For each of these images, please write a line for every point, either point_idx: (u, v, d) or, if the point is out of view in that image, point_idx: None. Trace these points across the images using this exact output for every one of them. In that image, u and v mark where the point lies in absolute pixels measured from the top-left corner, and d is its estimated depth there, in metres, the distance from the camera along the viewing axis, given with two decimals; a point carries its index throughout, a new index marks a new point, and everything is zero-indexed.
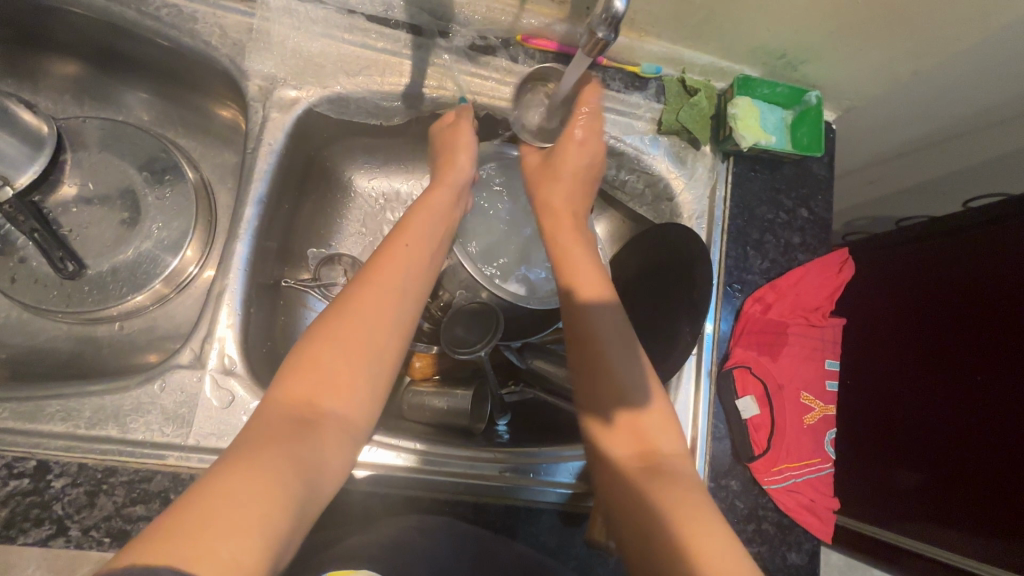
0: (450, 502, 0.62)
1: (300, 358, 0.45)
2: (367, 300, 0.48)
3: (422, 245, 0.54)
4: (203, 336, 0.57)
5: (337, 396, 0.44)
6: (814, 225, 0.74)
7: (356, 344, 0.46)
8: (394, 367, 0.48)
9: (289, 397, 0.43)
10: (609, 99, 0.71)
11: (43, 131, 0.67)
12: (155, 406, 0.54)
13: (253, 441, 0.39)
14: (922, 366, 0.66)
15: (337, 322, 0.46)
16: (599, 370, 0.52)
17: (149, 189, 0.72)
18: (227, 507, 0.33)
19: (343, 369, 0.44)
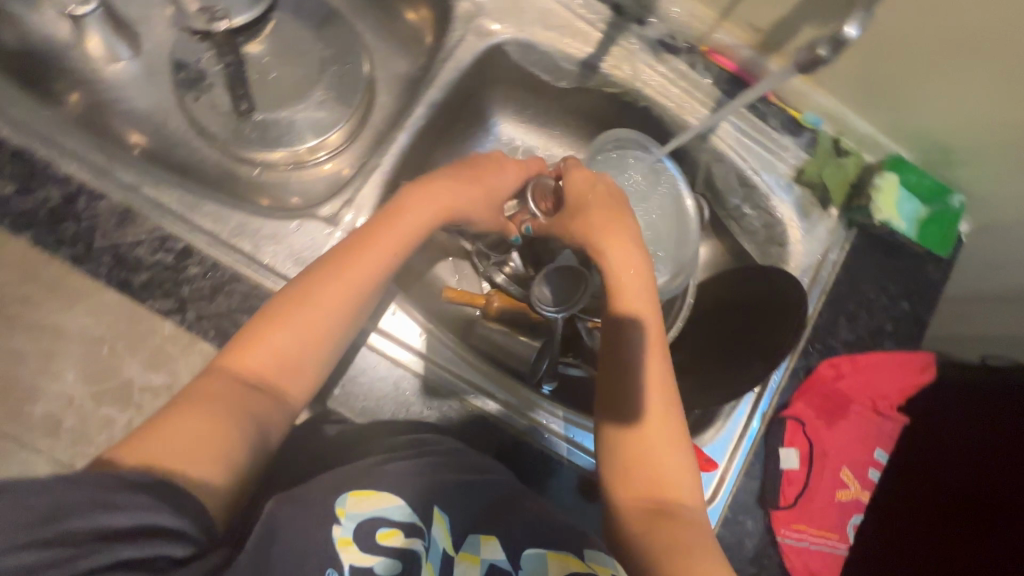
0: (494, 428, 0.64)
1: (260, 329, 0.51)
2: (329, 280, 0.52)
3: (399, 237, 0.57)
4: (344, 200, 0.62)
5: (289, 371, 0.51)
6: (909, 321, 0.74)
7: (310, 321, 0.51)
8: (342, 341, 0.53)
9: (245, 359, 0.49)
10: (761, 134, 0.74)
11: None
12: (287, 241, 0.60)
13: (207, 390, 0.47)
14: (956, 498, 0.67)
15: (302, 297, 0.52)
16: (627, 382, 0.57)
17: (330, 68, 0.80)
18: (183, 441, 0.43)
19: (294, 344, 0.51)
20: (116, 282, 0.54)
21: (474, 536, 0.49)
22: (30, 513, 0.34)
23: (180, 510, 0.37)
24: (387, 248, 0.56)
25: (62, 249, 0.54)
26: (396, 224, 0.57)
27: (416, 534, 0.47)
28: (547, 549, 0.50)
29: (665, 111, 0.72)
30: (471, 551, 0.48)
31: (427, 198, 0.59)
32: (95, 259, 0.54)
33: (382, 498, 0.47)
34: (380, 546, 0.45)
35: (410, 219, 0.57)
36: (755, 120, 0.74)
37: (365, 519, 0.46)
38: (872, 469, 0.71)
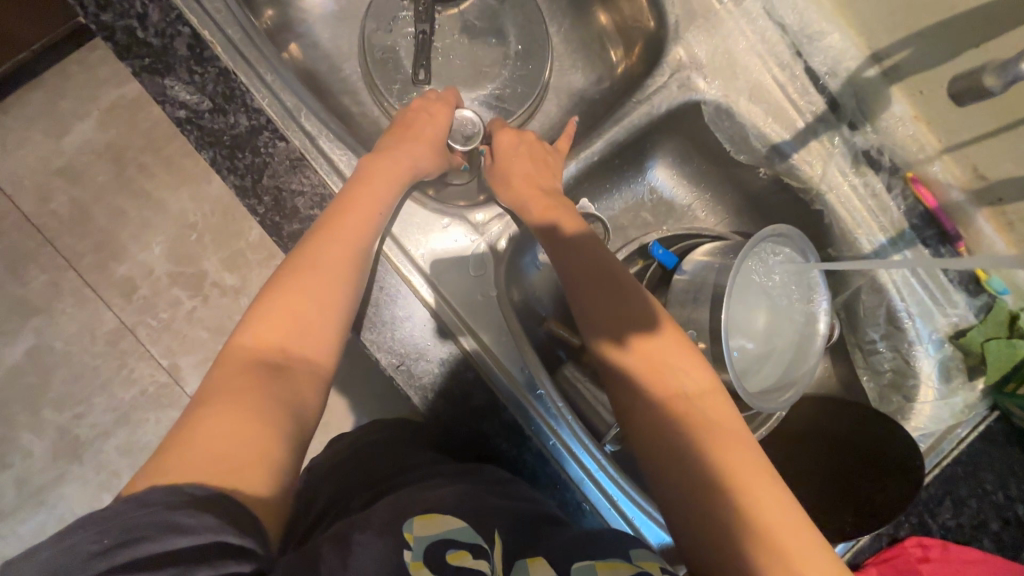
0: (562, 486, 0.59)
1: (259, 323, 0.50)
2: (334, 235, 0.53)
3: (377, 192, 0.56)
4: (497, 214, 0.65)
5: (303, 336, 0.50)
6: (1018, 528, 0.68)
7: (321, 284, 0.51)
8: (355, 295, 0.53)
9: (253, 342, 0.49)
10: (933, 280, 0.68)
11: None
12: (431, 236, 0.61)
13: (225, 383, 0.46)
14: None
15: (307, 257, 0.52)
16: (622, 329, 0.55)
17: (512, 61, 0.77)
18: (219, 432, 0.42)
19: (301, 327, 0.50)
20: (268, 224, 0.54)
21: (519, 562, 0.45)
22: (94, 543, 0.35)
23: (242, 528, 0.38)
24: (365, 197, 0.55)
25: (230, 176, 0.54)
26: (363, 180, 0.56)
27: (481, 556, 0.43)
28: (593, 561, 0.45)
29: (841, 223, 0.67)
30: (520, 574, 0.44)
31: (376, 163, 0.58)
32: (256, 195, 0.54)
33: (445, 522, 0.45)
34: (451, 566, 0.41)
35: (379, 182, 0.57)
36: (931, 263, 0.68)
37: (434, 541, 0.42)
38: None
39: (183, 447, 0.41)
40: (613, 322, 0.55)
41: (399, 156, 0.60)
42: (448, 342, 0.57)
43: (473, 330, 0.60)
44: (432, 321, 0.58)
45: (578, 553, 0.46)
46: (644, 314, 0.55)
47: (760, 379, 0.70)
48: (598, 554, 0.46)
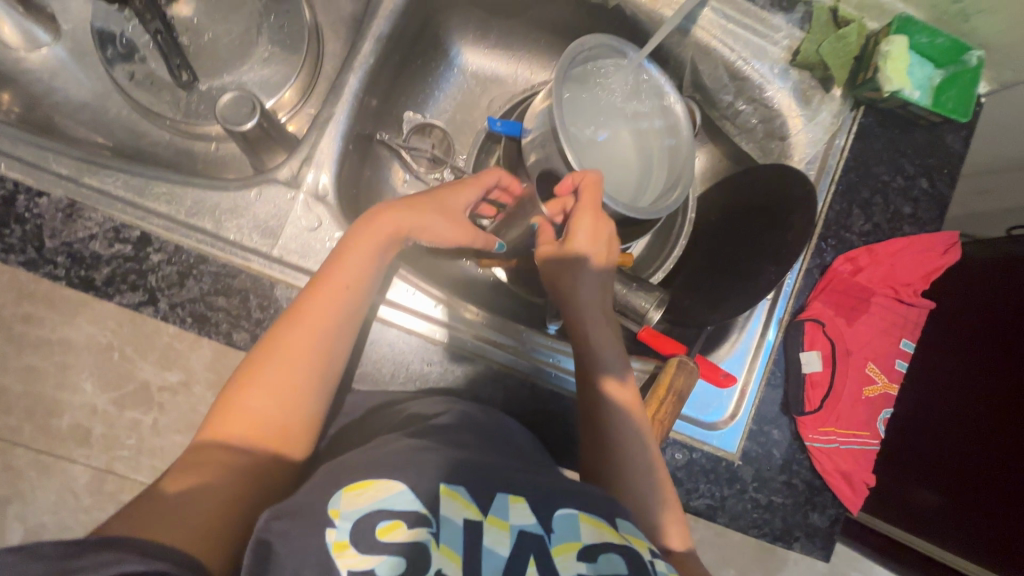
0: (500, 373, 0.60)
1: (240, 389, 0.47)
2: (302, 326, 0.49)
3: (360, 277, 0.51)
4: (303, 158, 0.58)
5: (273, 429, 0.47)
6: (930, 200, 0.69)
7: (290, 383, 0.48)
8: (325, 386, 0.49)
9: (230, 423, 0.46)
10: (750, 17, 0.67)
11: (238, 107, 0.61)
12: (249, 212, 0.56)
13: (206, 456, 0.45)
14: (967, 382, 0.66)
15: (277, 350, 0.48)
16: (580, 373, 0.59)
17: (266, 17, 0.72)
18: (182, 525, 0.40)
19: (275, 406, 0.47)
20: (77, 282, 0.51)
21: (500, 497, 0.43)
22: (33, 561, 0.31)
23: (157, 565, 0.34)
24: (349, 289, 0.51)
25: (11, 257, 0.50)
26: (347, 265, 0.51)
27: (421, 523, 0.40)
28: (577, 511, 0.44)
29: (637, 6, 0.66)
30: (498, 515, 0.42)
31: (355, 245, 0.52)
32: (49, 260, 0.51)
33: (380, 488, 0.41)
34: (382, 543, 0.39)
35: (356, 262, 0.51)
36: (740, 3, 0.67)
37: (361, 516, 0.40)
38: (898, 359, 0.68)
39: (144, 511, 0.40)
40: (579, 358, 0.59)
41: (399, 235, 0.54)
42: None
43: None
44: (296, 292, 0.55)
45: (562, 499, 0.44)
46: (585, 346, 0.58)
47: (648, 196, 0.70)
48: (583, 505, 0.45)
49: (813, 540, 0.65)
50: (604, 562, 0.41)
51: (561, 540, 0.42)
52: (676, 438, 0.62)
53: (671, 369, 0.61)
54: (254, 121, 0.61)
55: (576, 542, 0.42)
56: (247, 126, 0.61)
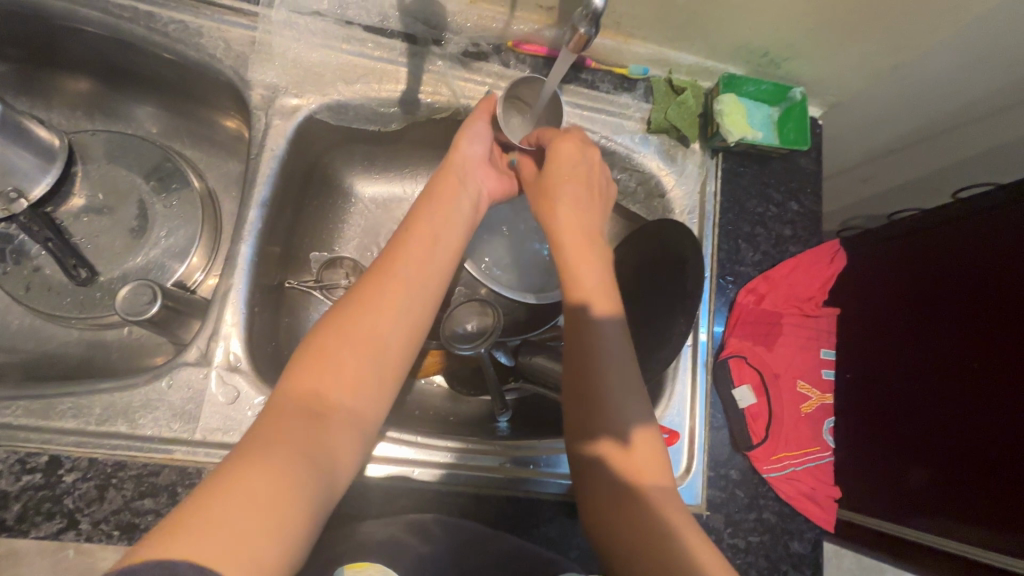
0: (449, 494, 0.61)
1: (322, 343, 0.46)
2: (379, 296, 0.49)
3: (435, 243, 0.55)
4: (210, 334, 0.59)
5: (347, 386, 0.45)
6: (804, 218, 0.76)
7: (369, 340, 0.47)
8: (402, 350, 0.49)
9: (304, 384, 0.44)
10: (599, 101, 0.73)
11: (135, 298, 0.62)
12: (163, 402, 0.55)
13: (278, 424, 0.41)
14: (931, 353, 0.72)
15: (359, 304, 0.49)
16: (573, 413, 0.53)
17: (156, 198, 0.75)
18: (238, 500, 0.35)
19: (358, 358, 0.46)
20: None
21: None
22: None
23: None
24: (429, 254, 0.54)
25: None
26: (424, 227, 0.56)
27: None
28: None
29: None
30: None
31: (443, 214, 0.58)
32: None
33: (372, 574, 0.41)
34: None
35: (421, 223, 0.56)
36: (585, 90, 0.73)
37: None
38: (823, 369, 0.72)
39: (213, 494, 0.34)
40: (574, 388, 0.53)
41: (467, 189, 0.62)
42: None
43: None
44: None
45: None
46: (587, 371, 0.52)
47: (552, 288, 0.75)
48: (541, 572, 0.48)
49: (802, 570, 0.65)
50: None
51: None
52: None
53: None
54: (158, 306, 0.61)
55: None
56: (151, 311, 0.62)
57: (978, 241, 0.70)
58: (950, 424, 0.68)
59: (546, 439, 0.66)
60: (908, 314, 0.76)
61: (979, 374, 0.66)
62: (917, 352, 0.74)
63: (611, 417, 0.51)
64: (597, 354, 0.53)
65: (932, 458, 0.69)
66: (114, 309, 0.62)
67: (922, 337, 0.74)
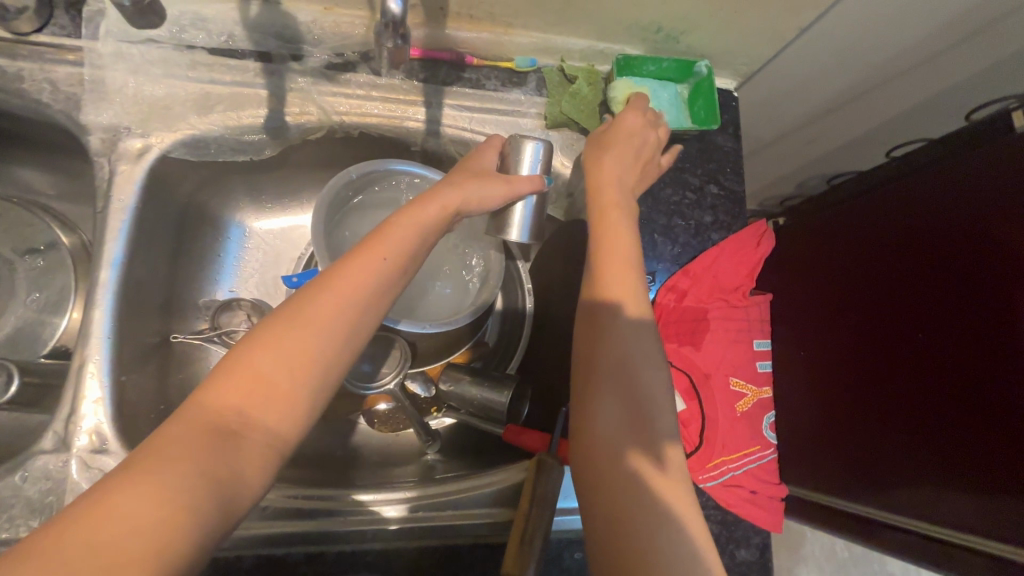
0: (359, 553, 0.56)
1: (249, 350, 0.41)
2: (322, 308, 0.43)
3: (394, 249, 0.47)
4: (67, 416, 0.53)
5: (270, 403, 0.40)
6: (725, 201, 0.71)
7: (300, 358, 0.41)
8: (335, 368, 0.43)
9: (220, 396, 0.39)
10: (487, 100, 0.67)
11: None
12: (17, 499, 0.50)
13: (177, 442, 0.36)
14: (928, 314, 0.68)
15: (297, 315, 0.42)
16: (622, 436, 0.45)
17: (21, 261, 0.69)
18: (114, 534, 0.31)
19: (280, 374, 0.40)
20: None
21: None
22: None
23: None
24: (387, 266, 0.46)
25: None
26: (391, 233, 0.48)
27: None
28: None
29: (380, 128, 0.65)
30: None
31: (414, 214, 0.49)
32: None
33: None
34: None
35: (400, 227, 0.48)
36: (471, 91, 0.66)
37: None
38: (758, 361, 0.68)
39: (75, 528, 0.31)
40: (621, 413, 0.46)
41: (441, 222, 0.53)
42: None
43: None
44: None
45: None
46: (634, 354, 0.48)
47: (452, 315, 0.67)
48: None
49: None
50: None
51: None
52: (567, 536, 0.60)
53: (533, 474, 0.56)
54: (15, 387, 0.56)
55: None
56: (10, 391, 0.56)
57: (954, 203, 0.68)
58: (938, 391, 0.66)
59: (462, 477, 0.62)
60: (888, 273, 0.75)
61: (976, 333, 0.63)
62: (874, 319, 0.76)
63: (617, 424, 0.46)
64: (642, 366, 0.48)
65: (897, 426, 0.70)
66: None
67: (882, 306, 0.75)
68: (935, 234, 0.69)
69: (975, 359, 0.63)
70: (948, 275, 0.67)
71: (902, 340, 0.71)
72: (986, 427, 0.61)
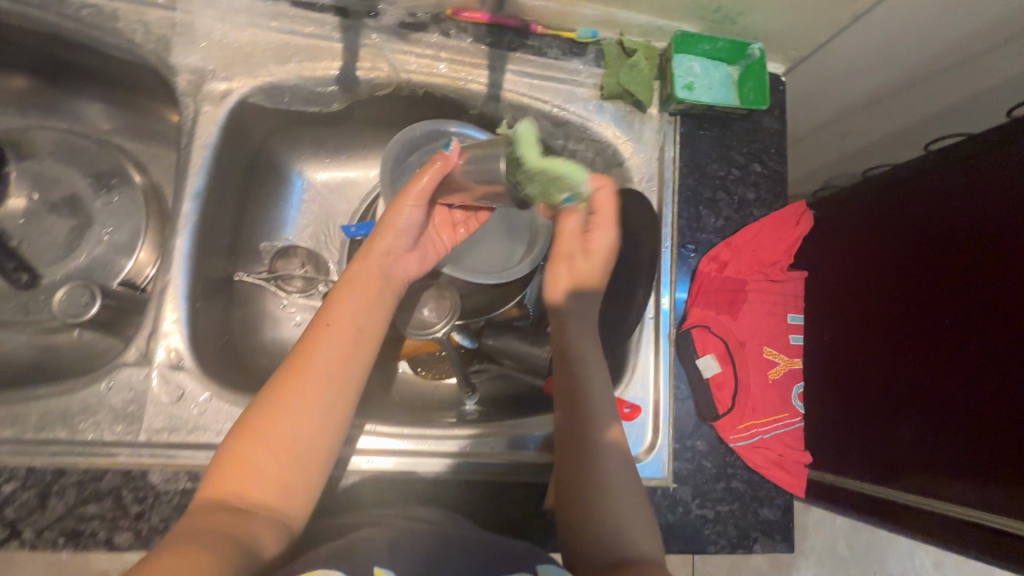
0: (410, 481, 0.60)
1: (236, 446, 0.47)
2: (294, 382, 0.50)
3: (353, 321, 0.55)
4: (148, 334, 0.57)
5: (263, 479, 0.47)
6: (768, 180, 0.73)
7: (281, 432, 0.48)
8: (324, 435, 0.50)
9: (221, 486, 0.45)
10: (548, 67, 0.70)
11: (74, 301, 0.60)
12: (103, 405, 0.54)
13: (192, 526, 0.42)
14: (939, 304, 0.70)
15: (273, 396, 0.49)
16: (570, 457, 0.54)
17: (96, 195, 0.72)
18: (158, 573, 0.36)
19: (270, 451, 0.47)
20: None
21: None
22: None
23: None
24: (345, 334, 0.53)
25: None
26: (341, 307, 0.55)
27: None
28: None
29: (443, 88, 0.68)
30: None
31: (361, 289, 0.57)
32: None
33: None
34: None
35: (351, 302, 0.55)
36: (533, 58, 0.69)
37: None
38: (791, 334, 0.70)
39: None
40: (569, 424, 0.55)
41: (391, 279, 0.60)
42: (201, 475, 0.54)
43: (210, 443, 0.55)
44: (173, 469, 0.53)
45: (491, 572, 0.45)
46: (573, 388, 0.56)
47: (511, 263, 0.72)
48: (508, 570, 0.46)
49: (772, 537, 0.65)
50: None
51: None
52: None
53: None
54: (97, 306, 0.60)
55: None
56: (90, 310, 0.60)
57: (961, 197, 0.70)
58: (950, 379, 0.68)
59: (508, 420, 0.65)
60: (902, 264, 0.77)
61: (984, 322, 0.64)
62: (898, 320, 0.75)
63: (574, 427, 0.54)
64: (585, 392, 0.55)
65: (910, 413, 0.72)
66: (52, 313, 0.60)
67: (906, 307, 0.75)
68: (945, 226, 0.71)
69: (985, 345, 0.64)
70: (961, 265, 0.68)
71: (914, 330, 0.73)
72: (993, 416, 0.63)
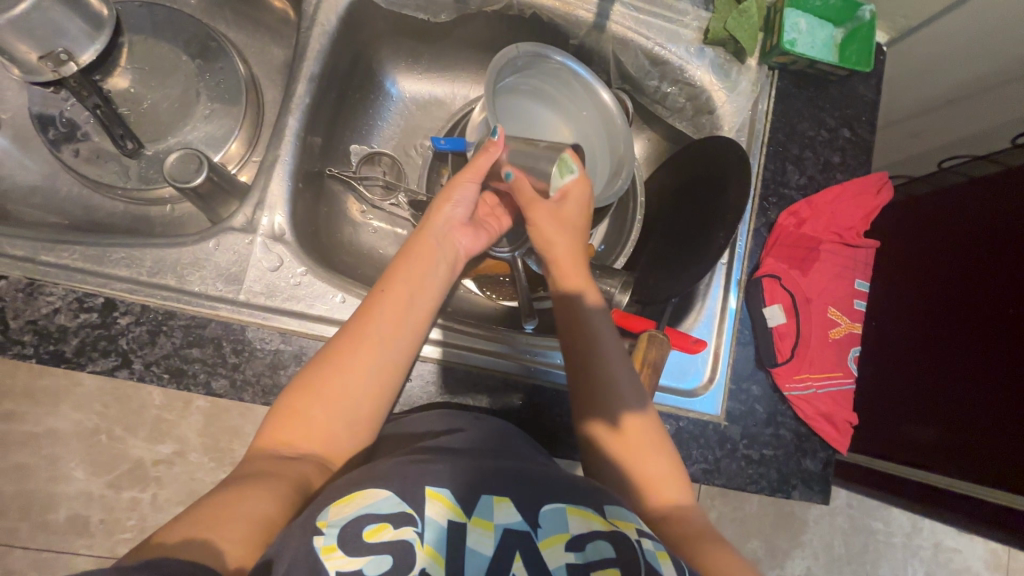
0: (481, 378, 0.63)
1: (293, 399, 0.48)
2: (352, 342, 0.50)
3: (409, 287, 0.54)
4: (256, 203, 0.60)
5: (312, 430, 0.47)
6: (855, 146, 0.74)
7: (336, 388, 0.48)
8: (376, 391, 0.50)
9: (279, 435, 0.47)
10: (656, 3, 0.70)
11: (184, 166, 0.63)
12: (210, 261, 0.57)
13: (252, 470, 0.43)
14: (992, 321, 0.71)
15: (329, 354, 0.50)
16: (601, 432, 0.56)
17: (201, 76, 0.75)
18: (220, 509, 0.38)
19: (325, 406, 0.48)
20: (47, 357, 0.52)
21: (485, 499, 0.44)
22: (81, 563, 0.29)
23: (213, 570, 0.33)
24: (398, 298, 0.53)
25: None
26: (396, 274, 0.54)
27: (406, 522, 0.40)
28: (565, 504, 0.45)
29: (552, 12, 0.69)
30: (482, 515, 0.43)
31: (414, 255, 0.56)
32: (18, 340, 0.52)
33: (367, 495, 0.41)
34: (369, 545, 0.38)
35: (405, 269, 0.55)
36: None
37: (350, 521, 0.39)
38: (856, 299, 0.72)
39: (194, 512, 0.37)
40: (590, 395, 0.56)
41: (447, 249, 0.58)
42: (294, 340, 0.57)
43: (303, 313, 0.58)
44: (268, 330, 0.56)
45: (549, 496, 0.45)
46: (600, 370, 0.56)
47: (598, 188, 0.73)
48: (572, 501, 0.45)
49: (810, 486, 0.67)
50: (592, 550, 0.41)
51: (549, 533, 0.42)
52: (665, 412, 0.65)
53: (644, 342, 0.62)
54: (203, 175, 0.62)
55: (563, 533, 0.42)
56: (197, 179, 0.62)
57: None
58: (983, 392, 0.71)
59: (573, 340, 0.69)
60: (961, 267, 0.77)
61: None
62: (966, 331, 0.74)
63: (603, 397, 0.55)
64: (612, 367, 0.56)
65: (934, 410, 0.75)
66: (164, 175, 0.64)
67: (995, 316, 0.71)
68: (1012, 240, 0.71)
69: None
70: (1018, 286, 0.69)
71: (956, 340, 0.75)
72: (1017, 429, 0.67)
